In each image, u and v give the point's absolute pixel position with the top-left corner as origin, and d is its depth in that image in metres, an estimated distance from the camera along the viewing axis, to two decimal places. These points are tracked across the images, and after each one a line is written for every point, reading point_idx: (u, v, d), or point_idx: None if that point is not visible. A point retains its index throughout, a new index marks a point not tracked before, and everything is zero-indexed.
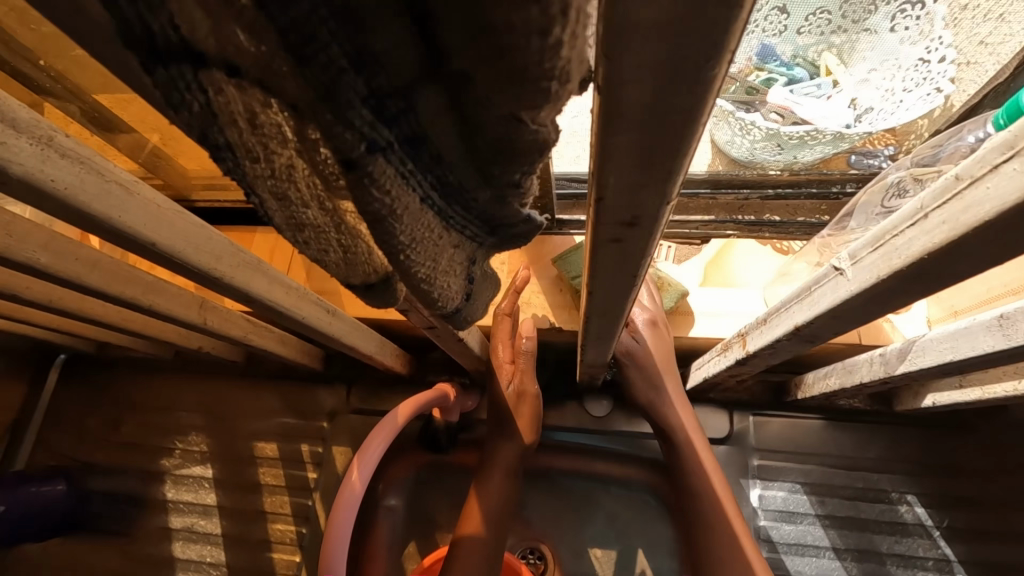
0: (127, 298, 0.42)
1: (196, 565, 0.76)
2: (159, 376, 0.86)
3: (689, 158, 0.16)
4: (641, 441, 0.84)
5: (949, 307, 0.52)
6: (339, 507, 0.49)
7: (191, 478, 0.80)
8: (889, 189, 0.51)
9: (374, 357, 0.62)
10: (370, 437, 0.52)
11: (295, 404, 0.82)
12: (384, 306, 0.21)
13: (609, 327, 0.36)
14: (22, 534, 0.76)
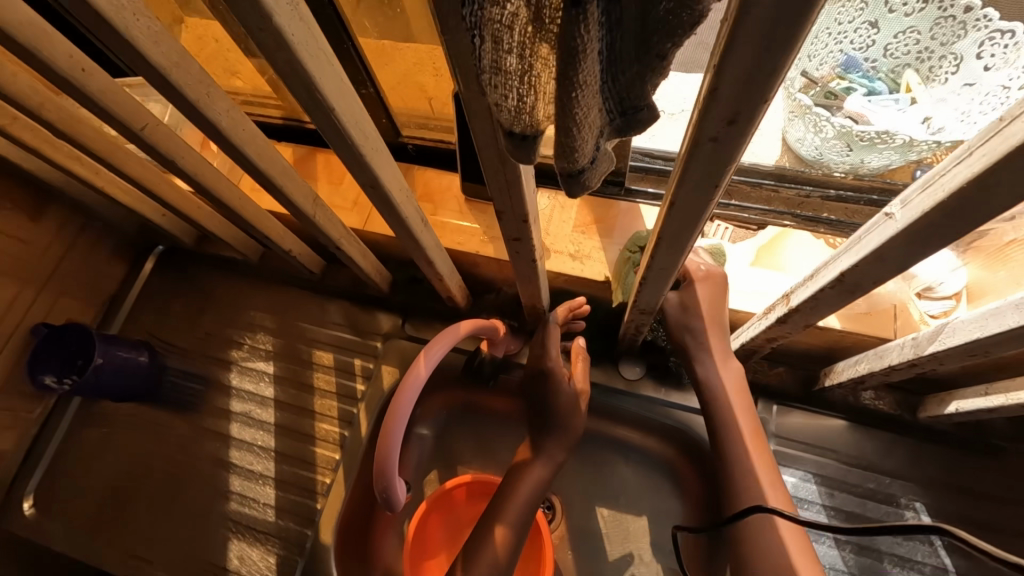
0: (267, 176, 0.50)
1: (247, 445, 0.85)
2: (239, 279, 0.96)
3: (793, 58, 0.22)
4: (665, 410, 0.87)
5: None
6: (403, 391, 0.54)
7: (255, 370, 0.90)
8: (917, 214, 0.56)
9: (443, 280, 0.69)
10: (437, 336, 0.57)
11: (355, 323, 0.90)
12: (525, 163, 0.27)
13: (674, 254, 0.41)
14: (106, 389, 0.86)
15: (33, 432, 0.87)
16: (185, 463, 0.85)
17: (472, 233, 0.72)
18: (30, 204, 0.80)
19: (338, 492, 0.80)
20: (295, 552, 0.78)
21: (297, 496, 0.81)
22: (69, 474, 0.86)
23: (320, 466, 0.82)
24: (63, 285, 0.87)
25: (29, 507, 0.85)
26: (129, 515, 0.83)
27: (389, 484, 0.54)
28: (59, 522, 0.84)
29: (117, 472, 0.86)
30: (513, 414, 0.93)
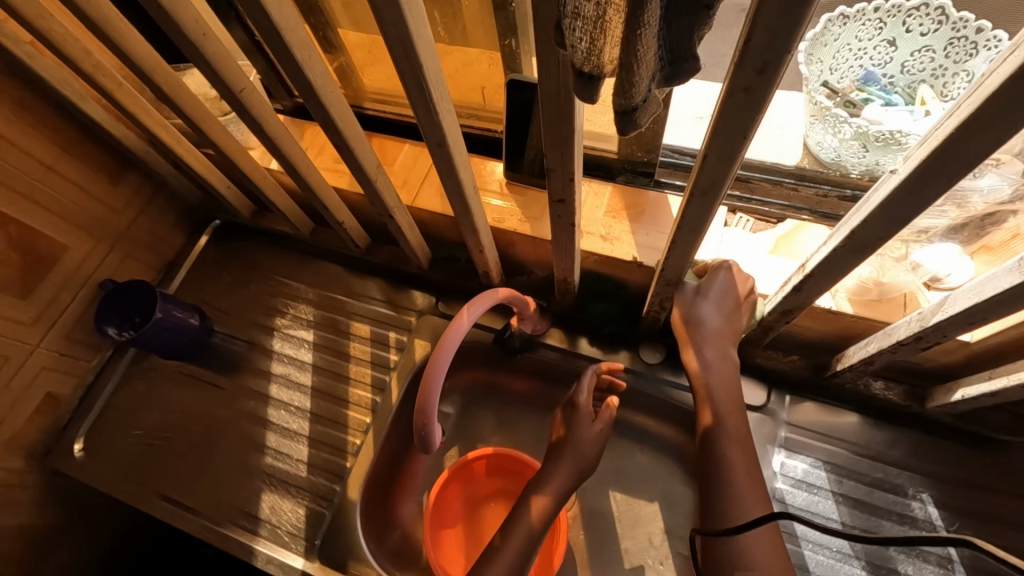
0: (344, 138, 0.57)
1: (284, 405, 0.91)
2: (287, 253, 1.03)
3: (811, 16, 0.28)
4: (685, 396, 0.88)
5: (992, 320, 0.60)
6: (446, 337, 0.59)
7: (296, 337, 0.96)
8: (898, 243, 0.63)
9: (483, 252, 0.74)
10: (479, 294, 0.63)
11: (392, 299, 0.97)
12: (588, 102, 0.34)
13: (704, 210, 0.47)
14: (155, 347, 0.91)
15: (88, 381, 0.94)
16: (225, 419, 0.91)
17: (510, 212, 0.77)
18: (112, 169, 0.88)
19: (368, 452, 0.86)
20: (323, 505, 0.83)
21: (328, 454, 0.86)
22: (117, 422, 0.93)
23: (352, 427, 0.88)
24: (130, 247, 0.95)
25: (79, 450, 0.91)
26: (170, 462, 0.89)
27: (427, 423, 0.59)
28: (105, 465, 0.90)
29: (162, 422, 0.92)
30: (534, 396, 0.97)
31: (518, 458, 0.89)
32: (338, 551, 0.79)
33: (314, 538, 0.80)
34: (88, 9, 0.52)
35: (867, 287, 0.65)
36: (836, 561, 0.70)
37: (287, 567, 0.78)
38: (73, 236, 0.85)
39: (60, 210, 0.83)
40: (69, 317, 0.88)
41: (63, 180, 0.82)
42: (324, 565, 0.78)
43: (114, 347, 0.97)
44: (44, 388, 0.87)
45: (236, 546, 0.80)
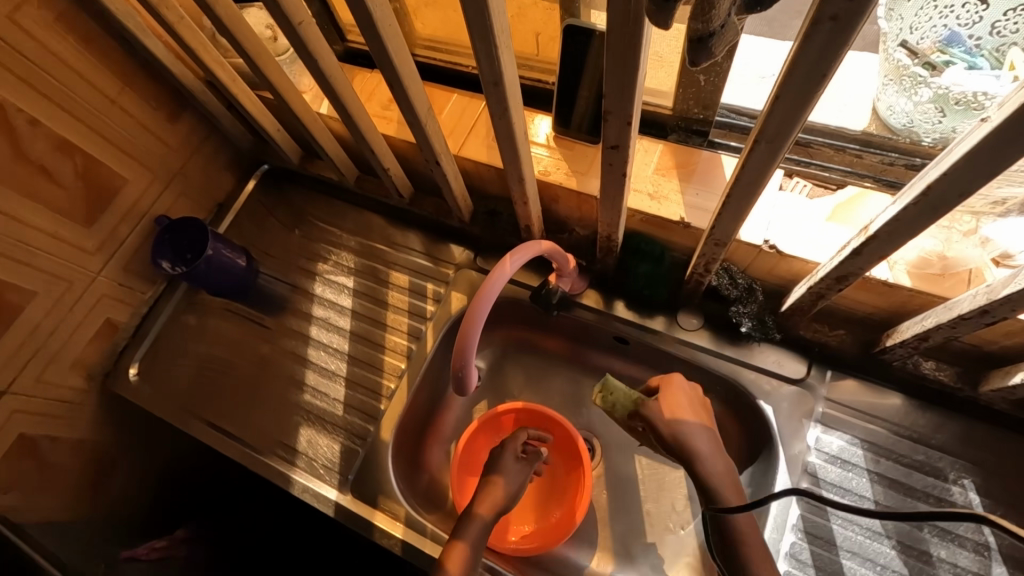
0: (399, 76, 0.57)
1: (324, 346, 0.94)
2: (332, 201, 1.05)
3: None
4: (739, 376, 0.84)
5: None
6: (488, 281, 0.59)
7: (337, 283, 0.99)
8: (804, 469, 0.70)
9: (526, 204, 0.74)
10: (524, 243, 0.63)
11: (431, 251, 0.98)
12: (661, 29, 0.32)
13: (766, 160, 0.45)
14: (204, 282, 0.94)
15: (143, 312, 0.99)
16: (268, 355, 0.95)
17: (557, 166, 0.76)
18: (170, 107, 0.91)
19: (402, 397, 0.88)
20: (357, 443, 0.86)
21: (364, 395, 0.89)
22: (170, 351, 0.98)
23: (387, 372, 0.90)
24: (184, 186, 0.98)
25: (134, 374, 0.97)
26: (217, 392, 0.94)
27: (465, 365, 0.60)
28: (158, 390, 0.95)
29: (210, 355, 0.97)
30: (566, 356, 0.98)
31: (547, 414, 0.90)
32: (369, 486, 0.83)
33: (347, 473, 0.84)
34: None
35: (930, 261, 0.62)
36: (865, 538, 0.69)
37: (321, 497, 0.82)
38: (132, 171, 0.89)
39: (121, 144, 0.86)
40: (127, 248, 0.93)
41: (124, 114, 0.84)
42: (356, 498, 0.82)
43: (167, 281, 1.01)
44: (104, 315, 0.92)
45: (275, 474, 0.85)
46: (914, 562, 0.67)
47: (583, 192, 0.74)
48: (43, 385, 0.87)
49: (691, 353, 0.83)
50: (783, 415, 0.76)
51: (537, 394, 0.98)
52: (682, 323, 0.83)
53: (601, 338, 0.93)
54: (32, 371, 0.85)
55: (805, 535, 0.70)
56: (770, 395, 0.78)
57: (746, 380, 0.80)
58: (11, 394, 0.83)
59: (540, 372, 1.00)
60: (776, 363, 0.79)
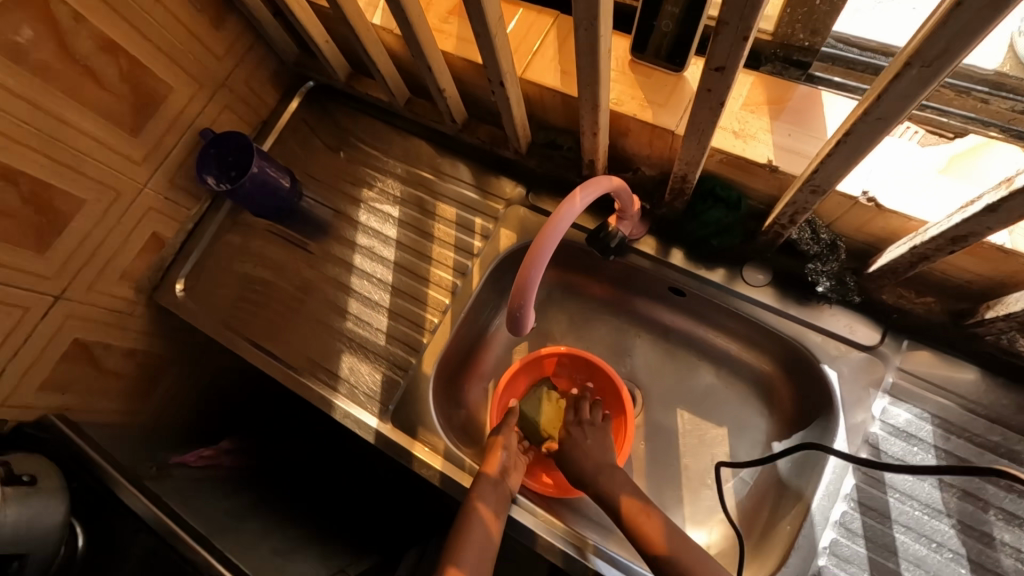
0: None
1: (367, 275, 0.92)
2: (379, 124, 1.00)
3: None
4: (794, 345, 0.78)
5: None
6: (555, 217, 0.55)
7: (381, 211, 0.95)
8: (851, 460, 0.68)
9: (595, 136, 0.67)
10: (595, 178, 0.58)
11: (481, 184, 0.93)
12: None
13: (912, 92, 0.38)
14: (249, 201, 0.92)
15: (188, 228, 0.98)
16: (311, 281, 0.94)
17: (632, 94, 0.68)
18: (215, 11, 0.85)
19: (444, 332, 0.86)
20: (398, 374, 0.85)
21: (407, 328, 0.88)
22: (215, 269, 0.98)
23: (431, 306, 0.88)
24: (228, 99, 0.94)
25: (180, 290, 0.97)
26: (260, 313, 0.94)
27: (525, 305, 0.56)
28: (203, 307, 0.96)
29: (253, 276, 0.97)
30: (613, 303, 0.95)
31: (591, 361, 0.88)
32: (410, 417, 0.83)
33: (388, 403, 0.84)
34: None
35: None
36: (923, 515, 0.66)
37: (362, 423, 0.83)
38: (177, 79, 0.85)
39: (165, 48, 0.81)
40: (173, 162, 0.90)
41: (168, 15, 0.80)
42: (396, 427, 0.82)
43: (211, 199, 1.00)
44: (150, 229, 0.92)
45: (317, 397, 0.85)
46: (973, 543, 0.64)
47: (658, 126, 0.66)
48: (95, 294, 0.88)
49: (754, 310, 0.78)
50: (848, 383, 0.72)
51: (580, 340, 0.95)
52: (748, 277, 0.77)
53: (655, 288, 0.88)
54: (84, 279, 0.86)
55: (858, 505, 0.68)
56: (836, 360, 0.73)
57: (811, 343, 0.75)
58: (66, 299, 0.84)
59: (585, 318, 0.96)
60: (847, 328, 0.74)
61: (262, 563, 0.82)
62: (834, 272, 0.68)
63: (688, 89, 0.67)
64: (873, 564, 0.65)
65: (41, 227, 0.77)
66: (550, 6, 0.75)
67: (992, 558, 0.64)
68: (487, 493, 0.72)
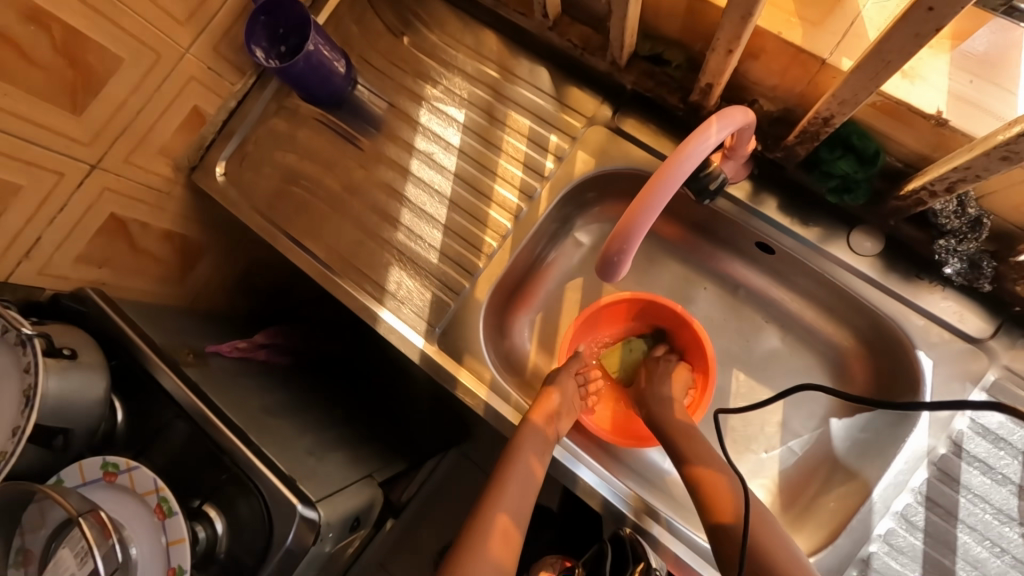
0: None
1: (423, 184, 0.84)
2: (449, 9, 0.87)
3: None
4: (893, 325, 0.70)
5: None
6: (682, 151, 0.46)
7: (444, 113, 0.85)
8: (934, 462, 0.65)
9: (727, 55, 0.56)
10: (732, 108, 0.48)
11: (560, 95, 0.81)
12: None
13: None
14: (300, 84, 0.82)
15: (230, 107, 0.89)
16: (360, 182, 0.86)
17: (779, 5, 0.56)
18: None
19: (502, 258, 0.80)
20: (449, 296, 0.80)
21: (462, 248, 0.81)
22: (258, 156, 0.90)
23: (490, 228, 0.81)
24: None
25: (220, 174, 0.90)
26: (303, 209, 0.87)
27: (626, 249, 0.49)
28: (244, 195, 0.89)
29: (298, 167, 0.89)
30: (684, 249, 0.87)
31: (657, 305, 0.83)
32: (457, 342, 0.79)
33: (436, 324, 0.79)
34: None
35: None
36: (993, 518, 0.63)
37: (406, 342, 0.79)
38: None
39: None
40: (218, 26, 0.80)
41: None
42: (442, 350, 0.78)
43: (256, 74, 0.90)
44: (191, 102, 0.83)
45: (361, 308, 0.81)
46: None
47: (805, 50, 0.55)
48: (132, 167, 0.82)
49: (853, 281, 0.69)
50: (943, 375, 0.66)
51: (640, 285, 0.89)
52: (854, 244, 0.68)
53: (739, 239, 0.80)
54: (120, 149, 0.79)
55: (924, 500, 0.64)
56: (934, 349, 0.66)
57: (910, 326, 0.67)
58: (101, 169, 0.78)
59: (650, 261, 0.89)
60: (956, 315, 0.66)
61: (296, 463, 0.82)
62: (969, 254, 0.59)
63: (851, 8, 0.54)
64: (928, 559, 0.63)
65: (74, 84, 0.69)
66: None
67: None
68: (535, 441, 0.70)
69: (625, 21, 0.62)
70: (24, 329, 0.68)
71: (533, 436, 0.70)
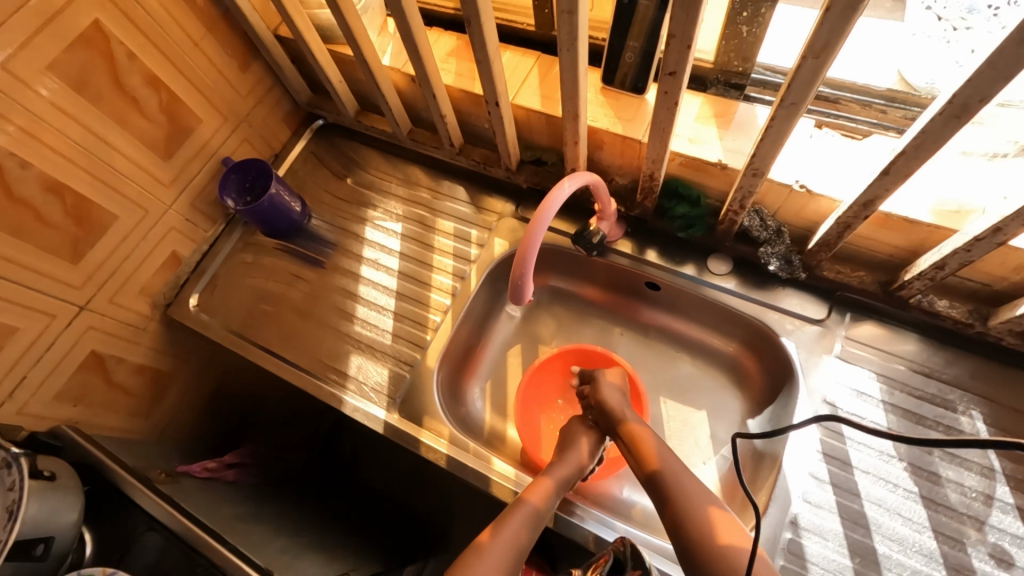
0: (478, 9, 0.64)
1: (374, 283, 1.00)
2: (382, 153, 1.13)
3: None
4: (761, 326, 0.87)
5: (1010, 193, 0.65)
6: (550, 199, 0.65)
7: (386, 227, 1.05)
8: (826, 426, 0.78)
9: (578, 145, 0.80)
10: (584, 170, 0.70)
11: (475, 200, 1.05)
12: None
13: (812, 75, 0.51)
14: (267, 221, 1.02)
15: (203, 249, 1.06)
16: (320, 290, 1.02)
17: (605, 113, 0.83)
18: (243, 55, 0.98)
19: (446, 329, 0.95)
20: (405, 369, 0.92)
21: (411, 327, 0.95)
22: (228, 285, 1.06)
23: (433, 307, 0.96)
24: (248, 132, 1.05)
25: (194, 304, 1.04)
26: (269, 322, 1.00)
27: (524, 274, 0.66)
28: (216, 320, 1.02)
29: (264, 289, 1.04)
30: (598, 304, 1.05)
31: (587, 351, 0.97)
32: (415, 407, 0.89)
33: (396, 395, 0.90)
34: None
35: (947, 202, 0.68)
36: (879, 460, 0.75)
37: (371, 416, 0.88)
38: (207, 112, 0.96)
39: (198, 84, 0.93)
40: (197, 185, 1.00)
41: (204, 57, 0.92)
42: (403, 417, 0.88)
43: (226, 222, 1.09)
44: (171, 247, 1.00)
45: (327, 394, 0.91)
46: (924, 482, 0.73)
47: (627, 136, 0.80)
48: (115, 307, 0.94)
49: (719, 295, 0.89)
50: (805, 352, 0.82)
51: (569, 339, 1.05)
52: (712, 267, 0.89)
53: (634, 285, 0.99)
54: (107, 290, 0.92)
55: (824, 456, 0.76)
56: (792, 334, 0.84)
57: (770, 321, 0.86)
58: (89, 310, 0.90)
59: (573, 319, 1.06)
60: (799, 305, 0.85)
61: (272, 559, 0.83)
62: (782, 253, 0.81)
63: (650, 109, 0.82)
64: (842, 508, 0.73)
65: (78, 237, 0.84)
66: (533, 47, 0.90)
67: (941, 493, 0.72)
68: (552, 479, 0.78)
69: (506, 136, 0.87)
70: (11, 451, 0.74)
71: (552, 476, 0.78)
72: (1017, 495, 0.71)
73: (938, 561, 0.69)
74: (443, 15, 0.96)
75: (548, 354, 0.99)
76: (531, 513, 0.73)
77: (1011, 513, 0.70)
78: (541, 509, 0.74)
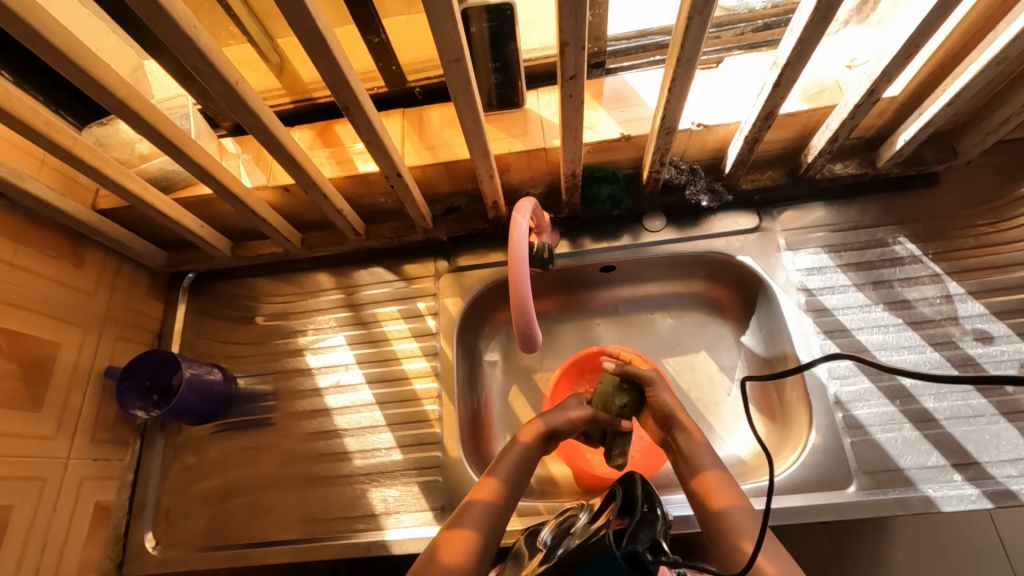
0: (353, 93, 0.59)
1: (349, 408, 0.89)
2: (276, 276, 1.01)
3: None
4: (716, 256, 0.93)
5: (850, 59, 0.77)
6: (513, 237, 0.63)
7: (327, 347, 0.94)
8: (812, 308, 0.86)
9: (493, 177, 0.78)
10: (521, 199, 0.69)
11: (401, 273, 0.98)
12: None
13: (701, 30, 0.54)
14: (190, 406, 0.87)
15: (130, 479, 0.88)
16: (291, 448, 0.89)
17: (498, 138, 0.82)
18: (73, 250, 0.82)
19: (450, 412, 0.88)
20: (433, 473, 0.84)
21: (414, 429, 0.87)
22: (180, 502, 0.87)
23: (424, 397, 0.89)
24: (117, 328, 0.88)
25: (153, 545, 0.85)
26: (256, 511, 0.85)
27: (529, 319, 0.63)
28: (188, 547, 0.84)
29: (226, 482, 0.88)
30: (564, 309, 1.04)
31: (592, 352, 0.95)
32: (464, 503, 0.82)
33: (439, 505, 0.82)
34: (40, 27, 0.49)
35: (811, 86, 0.77)
36: (864, 312, 0.84)
37: (424, 539, 0.80)
38: (61, 331, 0.79)
39: (34, 307, 0.76)
40: (88, 416, 0.82)
41: (26, 274, 0.75)
42: None
43: (139, 435, 0.90)
44: (91, 500, 0.81)
45: (365, 547, 0.80)
46: (902, 311, 0.83)
47: (531, 149, 0.81)
48: None
49: (668, 248, 0.93)
50: (761, 258, 0.90)
51: (558, 354, 1.02)
52: (649, 227, 0.93)
53: (589, 276, 1.00)
54: None
55: (825, 335, 0.84)
56: (743, 249, 0.91)
57: (720, 247, 0.92)
58: None
59: (549, 334, 1.04)
60: (734, 222, 0.92)
61: None
62: (705, 187, 0.89)
63: (535, 116, 0.83)
64: (863, 367, 0.81)
65: None
66: (393, 105, 0.86)
67: (919, 313, 0.83)
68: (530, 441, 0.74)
69: (416, 200, 0.82)
70: None
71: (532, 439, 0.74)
72: (964, 283, 0.84)
73: (947, 365, 0.79)
74: (282, 112, 0.89)
75: (551, 379, 0.97)
76: (510, 462, 0.71)
77: (969, 300, 0.83)
78: (522, 463, 0.72)
